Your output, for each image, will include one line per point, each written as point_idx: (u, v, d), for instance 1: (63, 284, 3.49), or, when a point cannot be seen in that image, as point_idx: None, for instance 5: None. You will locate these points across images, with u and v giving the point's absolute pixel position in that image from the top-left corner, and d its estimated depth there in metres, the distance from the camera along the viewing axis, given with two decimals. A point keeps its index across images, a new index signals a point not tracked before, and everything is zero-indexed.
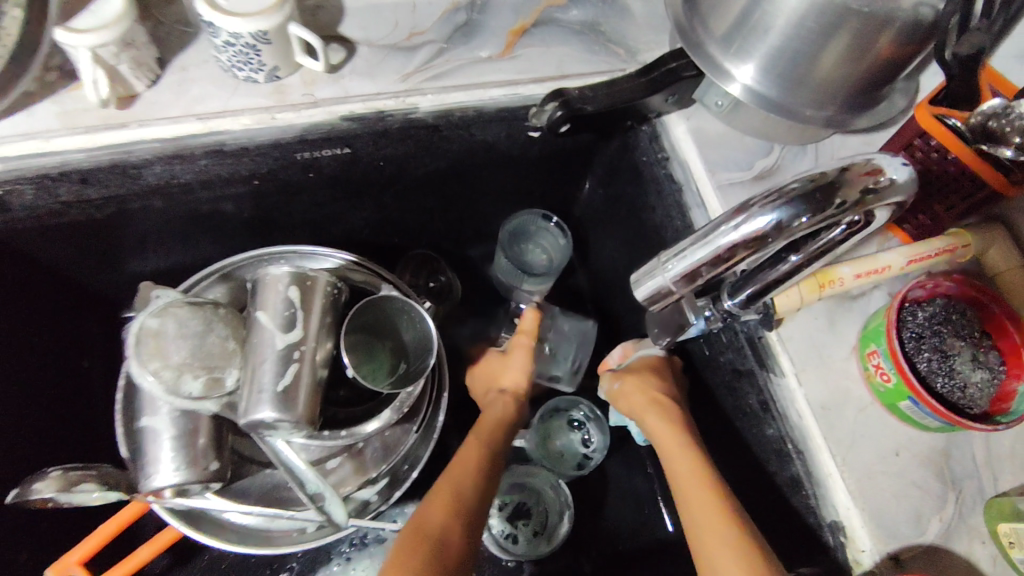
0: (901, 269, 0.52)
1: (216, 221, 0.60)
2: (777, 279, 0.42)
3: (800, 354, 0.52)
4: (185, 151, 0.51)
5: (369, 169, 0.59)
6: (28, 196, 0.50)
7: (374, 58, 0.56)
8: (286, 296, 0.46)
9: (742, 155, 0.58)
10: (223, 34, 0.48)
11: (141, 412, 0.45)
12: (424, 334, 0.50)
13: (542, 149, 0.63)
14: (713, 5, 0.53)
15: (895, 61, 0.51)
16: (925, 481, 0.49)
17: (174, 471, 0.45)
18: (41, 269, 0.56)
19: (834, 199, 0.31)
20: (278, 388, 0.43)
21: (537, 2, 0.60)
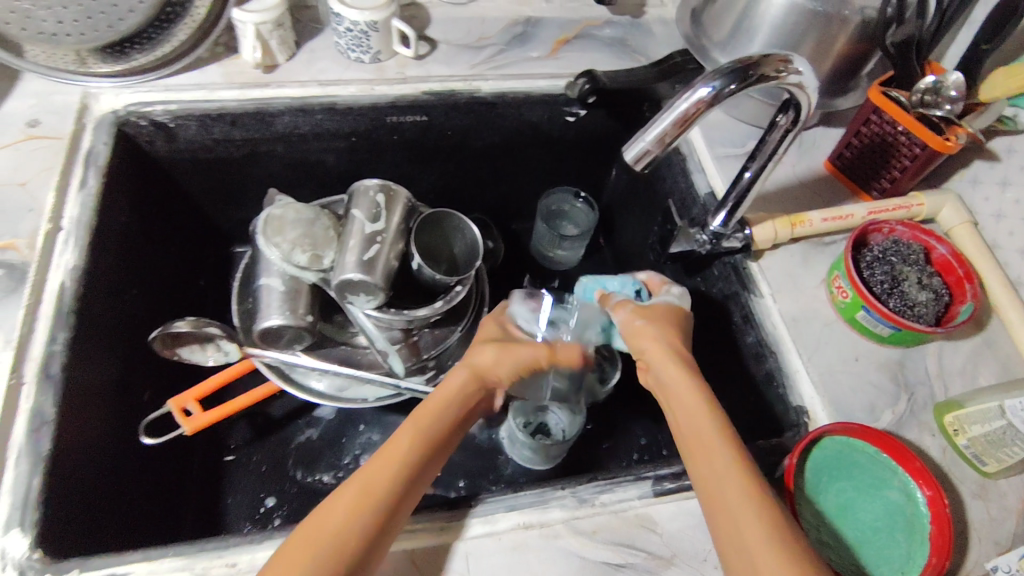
0: (863, 218, 0.64)
1: (319, 170, 0.76)
2: (746, 188, 0.57)
3: (777, 280, 0.63)
4: (308, 106, 0.68)
5: (440, 136, 0.75)
6: (192, 130, 0.67)
7: (451, 52, 0.74)
8: (375, 199, 0.62)
9: (738, 136, 0.72)
10: (346, 22, 0.67)
11: (261, 275, 0.61)
12: (472, 241, 0.66)
13: (577, 133, 0.78)
14: (713, 18, 0.69)
15: (852, 58, 0.66)
16: (882, 382, 0.59)
17: (278, 316, 0.59)
18: (181, 194, 0.72)
19: (750, 73, 0.44)
20: (363, 257, 0.58)
21: (577, 22, 0.79)
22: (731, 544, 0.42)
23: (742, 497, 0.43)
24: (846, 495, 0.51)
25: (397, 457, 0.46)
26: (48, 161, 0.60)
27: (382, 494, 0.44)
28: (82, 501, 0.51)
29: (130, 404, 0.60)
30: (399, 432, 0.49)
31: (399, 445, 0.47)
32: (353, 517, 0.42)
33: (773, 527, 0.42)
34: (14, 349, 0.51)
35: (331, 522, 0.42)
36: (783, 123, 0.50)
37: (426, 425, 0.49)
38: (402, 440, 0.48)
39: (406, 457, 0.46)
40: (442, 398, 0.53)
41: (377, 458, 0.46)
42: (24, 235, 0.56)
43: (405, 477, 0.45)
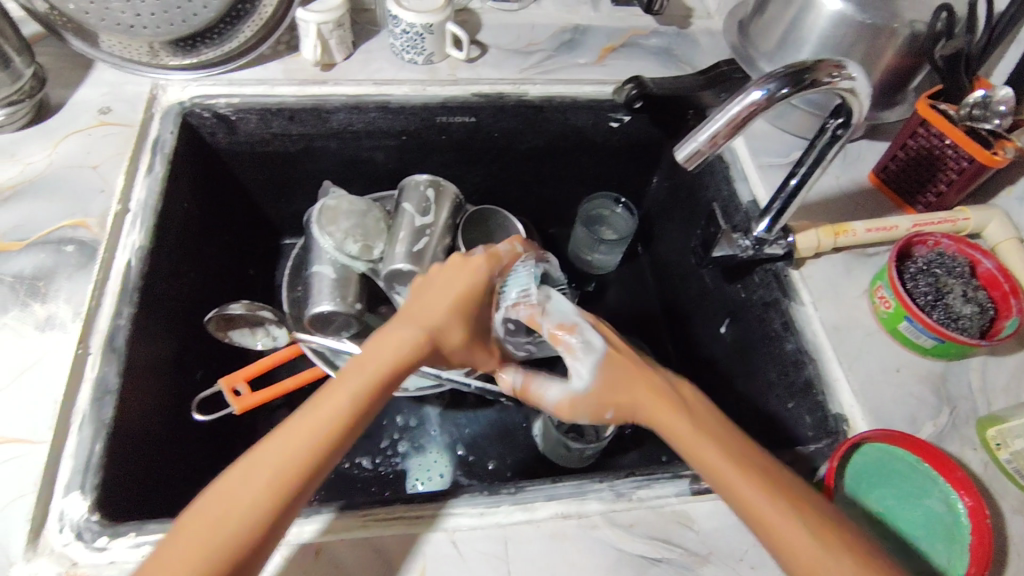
0: (907, 230, 0.64)
1: (368, 167, 0.78)
2: (792, 195, 0.58)
3: (818, 289, 0.64)
4: (363, 104, 0.70)
5: (487, 138, 0.77)
6: (251, 124, 0.69)
7: (501, 56, 0.76)
8: (424, 193, 0.64)
9: (781, 147, 0.73)
10: (403, 24, 0.69)
11: (313, 262, 0.63)
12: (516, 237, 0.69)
13: (619, 139, 0.80)
14: (761, 29, 0.70)
15: (901, 72, 0.66)
16: (922, 394, 0.59)
17: (329, 301, 0.61)
18: (236, 185, 0.75)
19: (804, 77, 0.44)
20: (412, 249, 0.61)
21: (624, 31, 0.81)
22: (755, 523, 0.39)
23: (753, 479, 0.40)
24: (886, 503, 0.51)
25: (321, 416, 0.41)
26: (117, 146, 0.63)
27: (297, 461, 0.39)
28: (137, 470, 0.53)
29: (183, 382, 0.62)
30: (323, 389, 0.43)
31: (325, 403, 0.41)
32: (263, 486, 0.38)
33: (802, 506, 0.39)
34: (82, 321, 0.53)
35: (233, 492, 0.38)
36: (835, 129, 0.51)
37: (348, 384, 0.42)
38: (329, 398, 0.42)
39: (332, 418, 0.41)
40: (373, 356, 0.45)
41: (296, 415, 0.41)
42: (94, 214, 0.59)
43: (327, 448, 0.40)
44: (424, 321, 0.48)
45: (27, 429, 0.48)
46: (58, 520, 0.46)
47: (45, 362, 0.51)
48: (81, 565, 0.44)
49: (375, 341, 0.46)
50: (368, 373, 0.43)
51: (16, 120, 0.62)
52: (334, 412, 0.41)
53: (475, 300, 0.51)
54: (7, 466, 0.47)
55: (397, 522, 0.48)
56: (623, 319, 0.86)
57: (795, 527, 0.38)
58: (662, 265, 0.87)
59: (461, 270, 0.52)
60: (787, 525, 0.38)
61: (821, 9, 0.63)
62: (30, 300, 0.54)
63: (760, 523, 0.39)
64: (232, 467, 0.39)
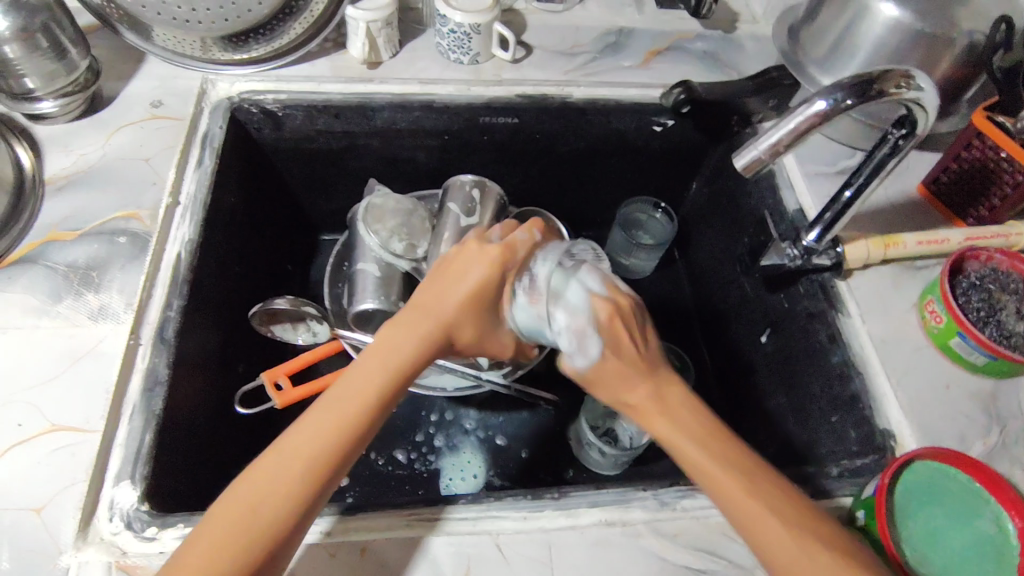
0: (959, 243, 0.63)
1: (408, 167, 0.78)
2: (844, 207, 0.57)
3: (865, 301, 0.63)
4: (408, 102, 0.70)
5: (529, 140, 0.76)
6: (297, 120, 0.70)
7: (546, 57, 0.76)
8: (470, 194, 0.65)
9: (828, 155, 0.72)
10: (451, 24, 0.69)
11: (358, 260, 0.64)
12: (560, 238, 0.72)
13: (662, 144, 0.79)
14: (812, 35, 0.68)
15: (956, 83, 0.64)
16: (972, 412, 0.57)
17: (373, 299, 0.62)
18: (279, 180, 0.75)
19: (872, 88, 0.44)
20: (459, 249, 0.62)
21: (670, 35, 0.80)
22: (741, 523, 0.42)
23: (731, 467, 0.43)
24: (937, 522, 0.49)
25: (337, 417, 0.41)
26: (169, 140, 0.64)
27: (310, 466, 0.39)
28: (181, 462, 0.53)
29: (226, 375, 0.63)
30: (343, 387, 0.42)
31: (345, 401, 0.41)
32: (280, 492, 0.38)
33: (787, 507, 0.41)
34: (134, 312, 0.54)
35: (252, 496, 0.38)
36: (897, 140, 0.50)
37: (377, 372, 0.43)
38: (346, 395, 0.42)
39: (348, 420, 0.41)
40: (381, 353, 0.44)
41: (309, 417, 0.41)
42: (146, 206, 0.60)
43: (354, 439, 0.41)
44: (438, 314, 0.47)
45: (80, 417, 0.49)
46: (108, 508, 0.46)
47: (98, 351, 0.52)
48: (131, 555, 0.45)
49: (385, 333, 0.45)
50: (381, 369, 0.43)
51: (70, 111, 0.63)
52: (352, 413, 0.41)
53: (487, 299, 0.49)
54: (61, 453, 0.47)
55: (441, 522, 0.48)
56: (658, 325, 0.85)
57: (780, 529, 0.40)
58: (699, 271, 0.85)
59: (481, 259, 0.49)
60: (775, 528, 0.40)
61: (877, 16, 0.62)
62: (83, 289, 0.55)
63: (744, 524, 0.42)
64: (254, 467, 0.39)
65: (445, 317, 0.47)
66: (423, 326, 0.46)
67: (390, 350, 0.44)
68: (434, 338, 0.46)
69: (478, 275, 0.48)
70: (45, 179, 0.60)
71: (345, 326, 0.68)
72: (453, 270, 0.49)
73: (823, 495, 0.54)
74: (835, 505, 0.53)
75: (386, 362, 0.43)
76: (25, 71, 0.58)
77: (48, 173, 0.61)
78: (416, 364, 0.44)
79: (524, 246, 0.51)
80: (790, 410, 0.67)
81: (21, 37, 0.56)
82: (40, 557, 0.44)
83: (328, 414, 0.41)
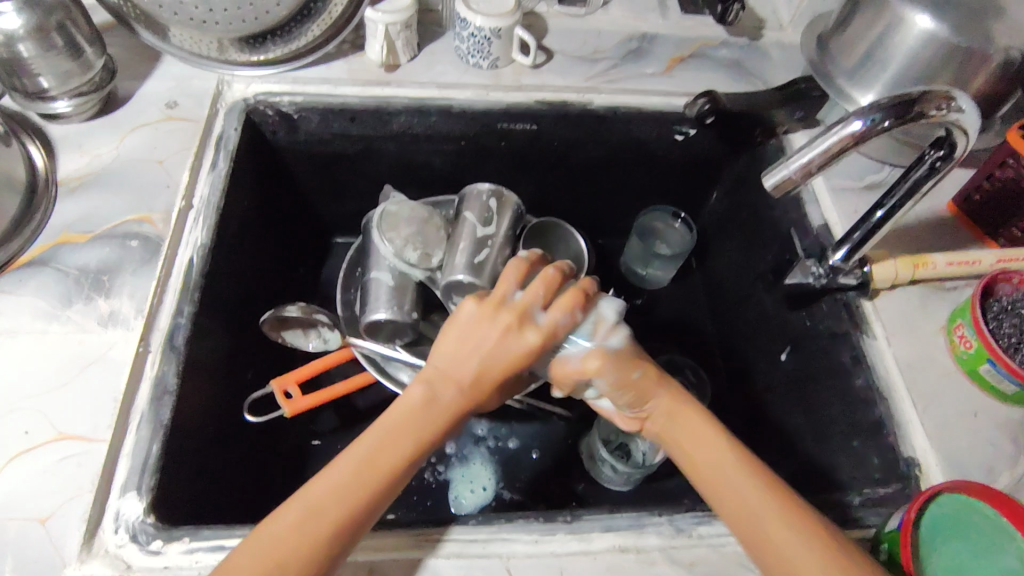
0: (990, 265, 0.60)
1: (424, 172, 0.77)
2: (875, 226, 0.56)
3: (891, 322, 0.61)
4: (425, 107, 0.69)
5: (547, 147, 0.75)
6: (313, 123, 0.69)
7: (566, 63, 0.74)
8: (487, 203, 0.64)
9: (856, 169, 0.70)
10: (470, 27, 0.68)
11: (371, 268, 0.64)
12: (578, 252, 0.71)
13: (683, 153, 0.77)
14: (841, 46, 0.66)
15: (992, 99, 0.62)
16: (1000, 441, 0.55)
17: (386, 309, 0.62)
18: (292, 182, 0.74)
19: (912, 110, 0.43)
20: (475, 260, 0.61)
21: (694, 41, 0.78)
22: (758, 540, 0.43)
23: (746, 483, 0.45)
24: (959, 559, 0.46)
25: (356, 483, 0.42)
26: (183, 142, 0.63)
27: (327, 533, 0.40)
28: (188, 472, 0.52)
29: (235, 381, 0.62)
30: (360, 447, 0.44)
31: (364, 468, 0.43)
32: (290, 554, 0.39)
33: (798, 518, 0.42)
34: (145, 319, 0.53)
35: (276, 550, 0.39)
36: (932, 160, 0.49)
37: (398, 426, 0.45)
38: (368, 461, 0.43)
39: (364, 487, 0.42)
40: (410, 414, 0.46)
41: (325, 481, 0.42)
42: (159, 210, 0.59)
43: (362, 500, 0.42)
44: (462, 381, 0.47)
45: (87, 426, 0.48)
46: (114, 520, 0.45)
47: (107, 358, 0.51)
48: (136, 568, 0.44)
49: (412, 398, 0.46)
50: (405, 436, 0.45)
51: (85, 111, 0.63)
52: (372, 483, 0.42)
53: (511, 369, 0.48)
54: (68, 462, 0.47)
55: (450, 543, 0.47)
56: (673, 337, 0.84)
57: (784, 531, 0.42)
58: (717, 283, 0.84)
59: (499, 332, 0.48)
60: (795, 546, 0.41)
61: (911, 27, 0.59)
62: (94, 294, 0.54)
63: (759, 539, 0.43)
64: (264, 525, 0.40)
65: (471, 385, 0.47)
66: (450, 390, 0.47)
67: (411, 417, 0.46)
68: (457, 408, 0.47)
69: (503, 348, 0.48)
70: (58, 180, 0.60)
71: (357, 333, 0.67)
72: (477, 325, 0.49)
73: (844, 524, 0.52)
74: (855, 535, 0.52)
75: (410, 433, 0.45)
76: (39, 71, 0.57)
77: (61, 174, 0.60)
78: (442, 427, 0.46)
79: (548, 320, 0.49)
80: (809, 431, 0.65)
81: (36, 36, 0.55)
82: (44, 570, 0.43)
83: (340, 472, 0.42)
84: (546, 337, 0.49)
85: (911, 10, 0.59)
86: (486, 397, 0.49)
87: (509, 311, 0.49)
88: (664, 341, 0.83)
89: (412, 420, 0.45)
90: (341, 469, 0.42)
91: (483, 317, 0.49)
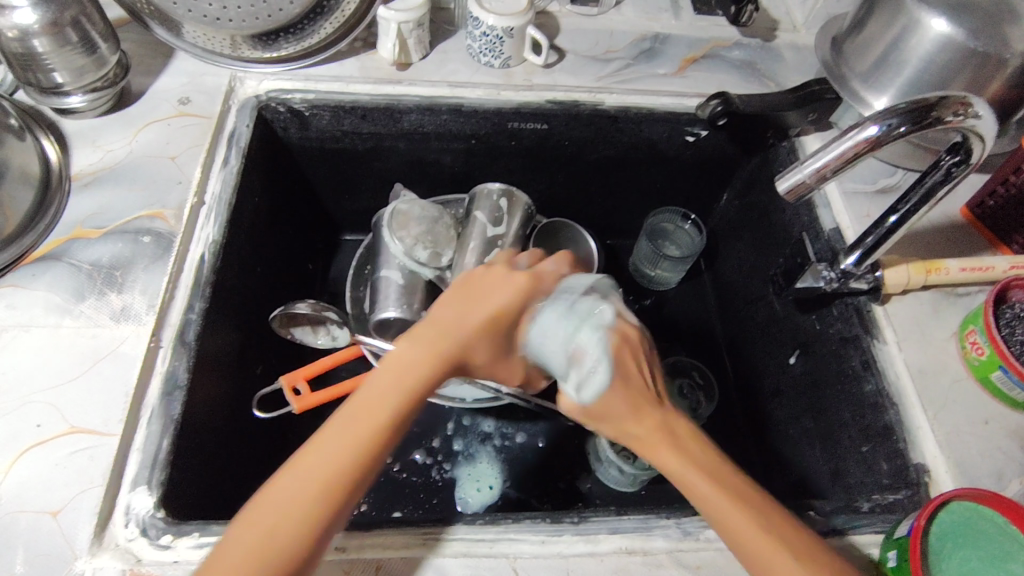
0: (1004, 271, 0.60)
1: (435, 169, 0.77)
2: (888, 232, 0.56)
3: (902, 328, 0.60)
4: (436, 106, 0.69)
5: (557, 146, 0.75)
6: (324, 120, 0.69)
7: (578, 63, 0.74)
8: (498, 203, 0.64)
9: (869, 173, 0.69)
10: (483, 26, 0.68)
11: (381, 267, 0.64)
12: (588, 253, 0.71)
13: (693, 154, 0.77)
14: (855, 49, 0.66)
15: (1009, 104, 0.61)
16: (1011, 449, 0.55)
17: (396, 307, 0.62)
18: (303, 179, 0.74)
19: (928, 115, 0.43)
20: (485, 260, 0.61)
21: (706, 42, 0.78)
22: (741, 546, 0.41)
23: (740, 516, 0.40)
24: (969, 566, 0.46)
25: (349, 442, 0.37)
26: (195, 138, 0.63)
27: (320, 495, 0.36)
28: (197, 468, 0.53)
29: (244, 377, 0.62)
30: (358, 398, 0.39)
31: (363, 419, 0.38)
32: (293, 510, 0.35)
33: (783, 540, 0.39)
34: (157, 314, 0.54)
35: (271, 516, 0.35)
36: (949, 165, 0.49)
37: (400, 375, 0.40)
38: (367, 411, 0.38)
39: (360, 444, 0.37)
40: (405, 363, 0.40)
41: (325, 439, 0.37)
42: (171, 206, 0.59)
43: (361, 459, 0.37)
44: (471, 335, 0.43)
45: (98, 421, 0.49)
46: (124, 514, 0.46)
47: (119, 353, 0.51)
48: (145, 563, 0.44)
49: (410, 345, 0.41)
50: (395, 388, 0.39)
51: (98, 106, 0.63)
52: (369, 436, 0.37)
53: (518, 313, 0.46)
54: (79, 456, 0.47)
55: (456, 543, 0.47)
56: (681, 339, 0.83)
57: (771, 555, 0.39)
58: (726, 284, 0.83)
59: (513, 289, 0.46)
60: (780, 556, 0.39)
61: (927, 31, 0.59)
62: (106, 289, 0.54)
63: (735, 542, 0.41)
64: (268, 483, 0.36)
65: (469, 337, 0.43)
66: (458, 334, 0.43)
67: (406, 364, 0.40)
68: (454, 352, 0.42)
69: (508, 303, 0.45)
70: (71, 175, 0.60)
71: (366, 331, 0.67)
72: (484, 280, 0.46)
73: (852, 530, 0.52)
74: (863, 541, 0.51)
75: (402, 379, 0.40)
76: (54, 66, 0.57)
77: (75, 169, 0.60)
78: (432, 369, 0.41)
79: (541, 270, 0.49)
80: (818, 436, 0.65)
81: (51, 31, 0.55)
82: (55, 563, 0.43)
83: (341, 424, 0.38)
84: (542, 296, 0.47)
85: (926, 14, 0.59)
86: (496, 346, 0.45)
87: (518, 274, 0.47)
88: (672, 343, 0.83)
89: (414, 369, 0.40)
90: (339, 425, 0.37)
91: (493, 273, 0.47)
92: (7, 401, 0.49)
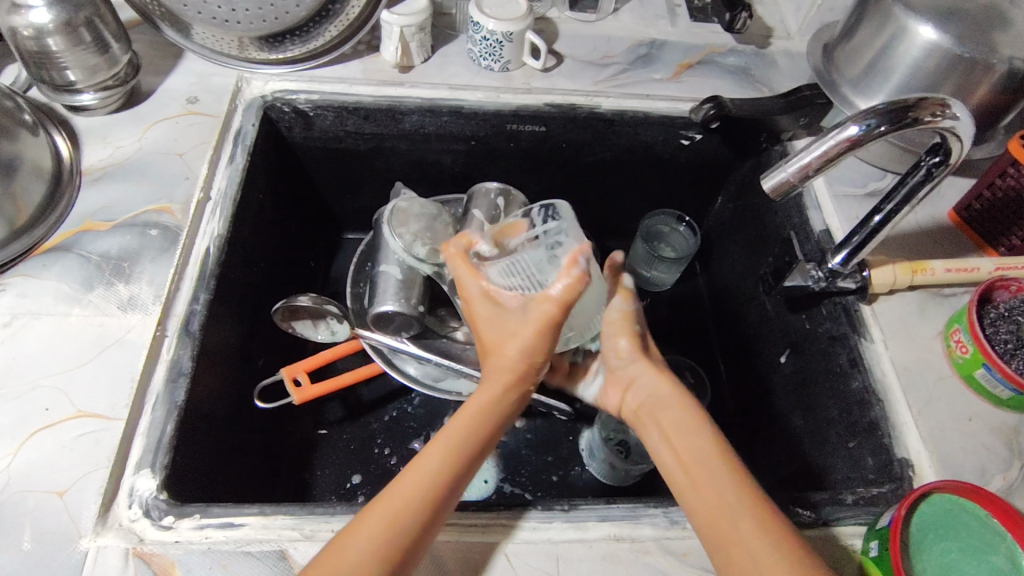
0: (989, 273, 0.61)
1: (435, 170, 0.78)
2: (873, 232, 0.57)
3: (889, 327, 0.62)
4: (436, 107, 0.71)
5: (554, 149, 0.76)
6: (328, 120, 0.71)
7: (577, 67, 0.76)
8: (494, 201, 0.68)
9: (859, 176, 0.71)
10: (483, 31, 0.70)
11: (380, 262, 0.66)
12: None
13: (688, 157, 0.78)
14: (847, 55, 0.68)
15: (995, 109, 0.63)
16: (993, 445, 0.56)
17: (394, 301, 0.63)
18: (305, 175, 0.76)
19: (907, 115, 0.44)
20: None
21: (702, 48, 0.80)
22: (706, 518, 0.44)
23: (739, 494, 0.44)
24: (951, 556, 0.47)
25: (411, 485, 0.43)
26: (202, 136, 0.65)
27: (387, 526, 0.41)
28: (200, 454, 0.54)
29: (245, 368, 0.64)
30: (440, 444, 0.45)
31: (420, 473, 0.44)
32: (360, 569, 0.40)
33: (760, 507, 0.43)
34: (162, 304, 0.55)
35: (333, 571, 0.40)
36: (929, 166, 0.51)
37: (464, 425, 0.47)
38: (424, 466, 0.44)
39: (419, 486, 0.43)
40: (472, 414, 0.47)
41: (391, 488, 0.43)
42: (178, 200, 0.61)
43: (417, 510, 0.42)
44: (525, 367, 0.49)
45: (105, 405, 0.50)
46: (128, 495, 0.47)
47: (125, 341, 0.53)
48: (148, 542, 0.46)
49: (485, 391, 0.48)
50: (466, 437, 0.46)
51: (109, 104, 0.65)
52: (432, 479, 0.43)
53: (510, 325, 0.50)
54: (85, 439, 0.49)
55: (450, 528, 0.49)
56: (676, 339, 0.85)
57: (755, 529, 0.42)
58: (720, 285, 0.85)
59: (537, 327, 0.48)
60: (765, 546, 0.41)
61: (915, 37, 0.60)
62: (114, 279, 0.56)
63: (726, 556, 0.42)
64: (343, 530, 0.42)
65: (520, 371, 0.49)
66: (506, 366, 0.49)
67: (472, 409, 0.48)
68: (517, 386, 0.49)
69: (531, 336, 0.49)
70: (82, 170, 0.62)
71: (365, 325, 0.69)
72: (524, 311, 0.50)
73: (836, 521, 0.53)
74: (847, 532, 0.53)
75: (462, 431, 0.46)
76: (67, 64, 0.59)
77: (85, 165, 0.62)
78: (520, 405, 0.50)
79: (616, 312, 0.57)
80: (807, 434, 0.66)
81: (64, 30, 0.57)
82: (60, 540, 0.45)
83: (409, 475, 0.44)
84: (562, 306, 0.48)
85: (914, 21, 0.60)
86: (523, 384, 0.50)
87: (465, 277, 0.53)
88: (666, 342, 0.84)
89: (465, 418, 0.47)
90: (408, 478, 0.44)
91: (479, 275, 0.52)
92: (16, 385, 0.50)
